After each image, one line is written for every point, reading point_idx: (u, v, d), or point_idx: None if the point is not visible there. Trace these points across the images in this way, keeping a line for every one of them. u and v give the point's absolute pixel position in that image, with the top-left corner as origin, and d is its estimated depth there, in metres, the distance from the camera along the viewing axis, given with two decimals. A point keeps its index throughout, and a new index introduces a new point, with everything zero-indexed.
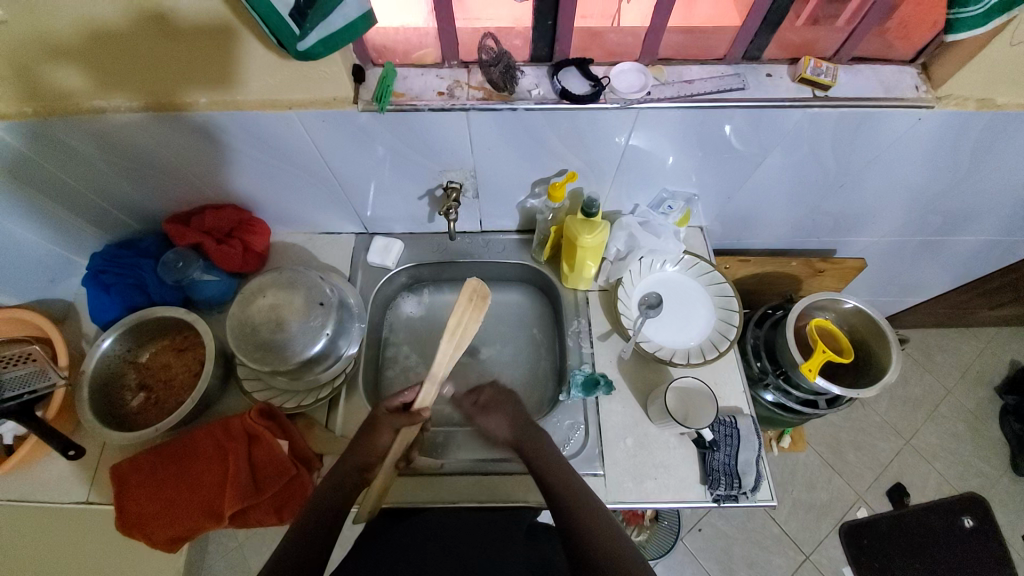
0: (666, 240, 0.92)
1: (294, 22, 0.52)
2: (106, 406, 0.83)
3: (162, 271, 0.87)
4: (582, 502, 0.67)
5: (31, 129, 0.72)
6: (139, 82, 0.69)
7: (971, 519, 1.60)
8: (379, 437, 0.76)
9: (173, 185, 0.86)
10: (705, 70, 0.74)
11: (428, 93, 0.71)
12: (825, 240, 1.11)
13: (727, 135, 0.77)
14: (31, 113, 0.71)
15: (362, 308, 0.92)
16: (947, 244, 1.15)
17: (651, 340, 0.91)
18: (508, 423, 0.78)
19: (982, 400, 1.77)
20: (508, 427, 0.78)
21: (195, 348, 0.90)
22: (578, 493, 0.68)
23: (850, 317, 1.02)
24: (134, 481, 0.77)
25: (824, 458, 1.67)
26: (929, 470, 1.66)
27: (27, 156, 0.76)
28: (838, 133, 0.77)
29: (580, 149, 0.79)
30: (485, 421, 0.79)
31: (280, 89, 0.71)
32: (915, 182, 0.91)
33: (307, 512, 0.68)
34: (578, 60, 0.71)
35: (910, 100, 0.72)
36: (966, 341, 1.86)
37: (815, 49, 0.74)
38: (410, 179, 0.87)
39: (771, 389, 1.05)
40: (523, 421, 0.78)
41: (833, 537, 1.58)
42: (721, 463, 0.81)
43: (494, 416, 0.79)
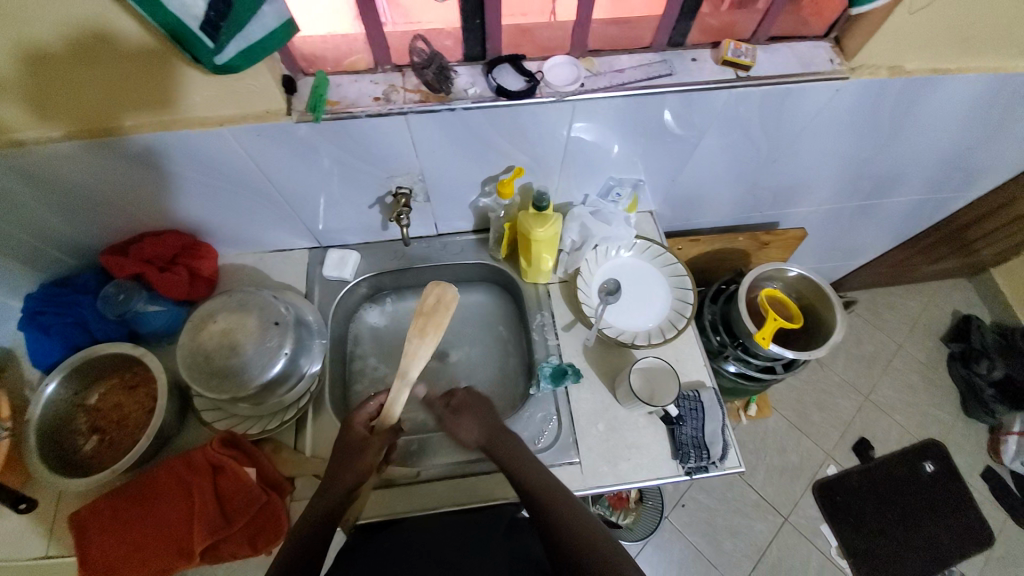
0: (617, 226, 0.95)
1: (207, 36, 0.50)
2: (56, 454, 0.78)
3: (103, 306, 0.84)
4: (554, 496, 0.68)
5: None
6: (63, 112, 0.66)
7: (932, 464, 1.71)
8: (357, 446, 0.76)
9: (111, 215, 0.83)
10: (634, 58, 0.76)
11: (364, 99, 0.71)
12: (768, 213, 1.16)
13: (664, 120, 0.80)
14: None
15: (322, 324, 0.91)
16: (881, 206, 1.22)
17: (613, 326, 0.94)
18: (480, 425, 0.78)
19: (930, 350, 1.89)
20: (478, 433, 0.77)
21: (147, 383, 0.85)
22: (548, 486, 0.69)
23: (796, 285, 1.07)
24: (95, 530, 0.73)
25: (793, 422, 1.75)
26: (889, 421, 1.77)
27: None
28: (765, 110, 0.81)
29: (524, 145, 0.81)
30: (458, 422, 0.78)
31: (218, 101, 0.68)
32: (843, 150, 0.96)
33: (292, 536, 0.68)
34: (511, 57, 0.72)
35: (827, 73, 0.77)
36: (911, 296, 1.99)
37: (734, 32, 0.77)
38: (357, 189, 0.86)
39: (731, 360, 1.09)
40: (496, 420, 0.78)
41: (808, 497, 1.65)
42: (689, 435, 0.84)
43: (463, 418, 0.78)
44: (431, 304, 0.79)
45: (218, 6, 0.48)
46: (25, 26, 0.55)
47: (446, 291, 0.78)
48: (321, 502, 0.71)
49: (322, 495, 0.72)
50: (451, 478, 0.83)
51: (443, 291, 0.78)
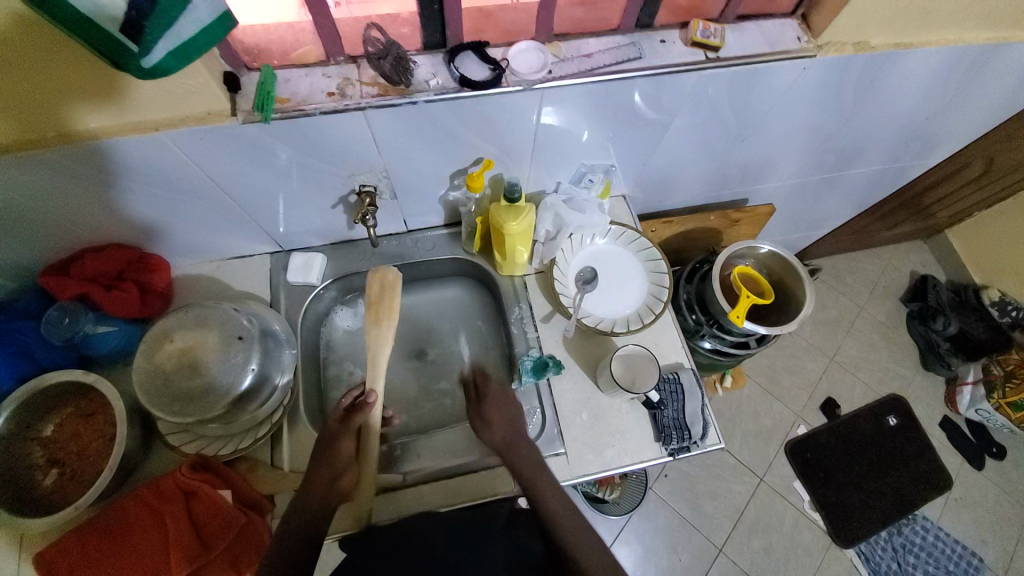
0: (590, 214, 0.93)
1: (131, 39, 0.43)
2: (11, 493, 0.73)
3: (48, 331, 0.77)
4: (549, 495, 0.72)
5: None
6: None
7: (894, 417, 1.82)
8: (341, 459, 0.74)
9: (43, 230, 0.75)
10: (602, 42, 0.73)
11: (317, 95, 0.65)
12: (737, 190, 1.17)
13: (634, 104, 0.78)
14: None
15: (291, 333, 0.86)
16: (844, 177, 1.25)
17: (591, 314, 0.93)
18: (503, 420, 0.79)
19: (890, 310, 1.99)
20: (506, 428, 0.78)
21: (105, 410, 0.79)
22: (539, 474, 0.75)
23: (767, 260, 1.09)
24: (62, 569, 0.69)
25: (765, 388, 1.82)
26: (853, 380, 1.86)
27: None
28: (734, 91, 0.80)
29: (492, 135, 0.77)
30: (487, 413, 0.79)
31: (159, 88, 0.59)
32: (809, 126, 0.97)
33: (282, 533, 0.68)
34: (473, 44, 0.68)
35: (794, 51, 0.76)
36: (871, 260, 2.07)
37: (703, 11, 0.75)
38: (318, 189, 0.81)
39: (706, 338, 1.11)
40: (519, 419, 0.80)
41: (781, 457, 1.73)
42: (671, 418, 0.85)
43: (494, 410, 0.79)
44: (377, 292, 0.81)
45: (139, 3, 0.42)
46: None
47: (386, 273, 0.81)
48: (297, 518, 0.69)
49: (296, 517, 0.69)
50: (435, 480, 0.82)
51: (385, 274, 0.81)
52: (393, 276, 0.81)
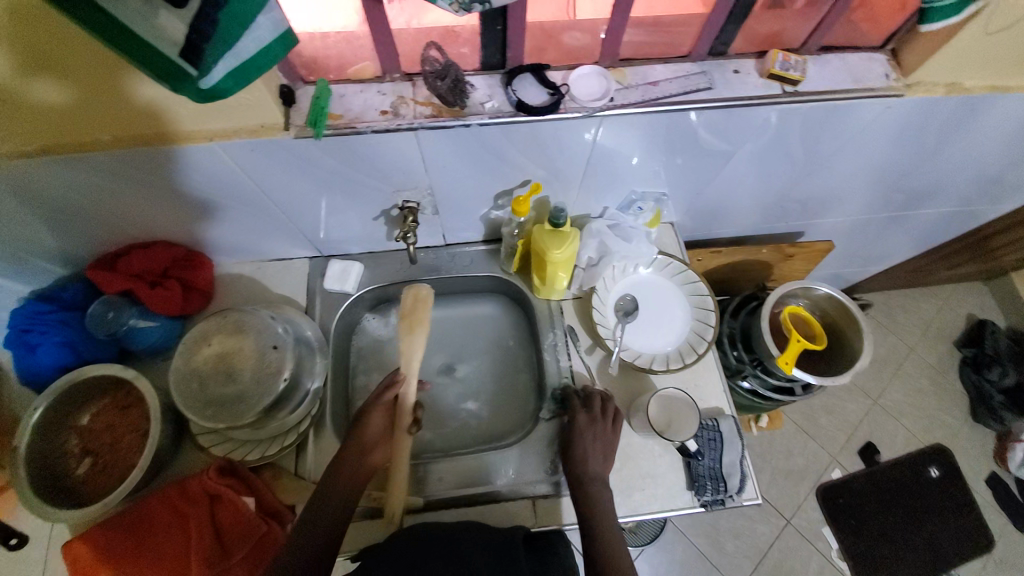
0: (637, 243, 0.89)
1: (190, 63, 0.42)
2: (49, 480, 0.75)
3: (90, 324, 0.78)
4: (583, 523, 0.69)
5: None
6: (51, 110, 0.58)
7: (937, 469, 1.70)
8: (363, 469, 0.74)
9: (102, 222, 0.76)
10: (669, 69, 0.69)
11: (370, 112, 0.64)
12: (794, 223, 1.10)
13: (696, 134, 0.73)
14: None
15: (323, 340, 0.86)
16: (912, 217, 1.16)
17: (630, 348, 0.89)
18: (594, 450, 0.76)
19: (942, 354, 1.86)
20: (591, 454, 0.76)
21: (139, 404, 0.81)
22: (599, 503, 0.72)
23: (821, 303, 1.02)
24: (86, 563, 0.70)
25: (800, 426, 1.73)
26: (896, 426, 1.75)
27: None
28: (807, 127, 0.74)
29: (543, 159, 0.74)
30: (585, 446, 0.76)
31: None
32: (881, 165, 0.90)
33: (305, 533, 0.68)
34: (534, 66, 0.65)
35: (880, 89, 0.70)
36: (926, 299, 1.93)
37: (781, 41, 0.70)
38: (362, 201, 0.79)
39: (748, 378, 1.05)
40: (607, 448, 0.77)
41: (811, 500, 1.65)
42: (707, 467, 0.81)
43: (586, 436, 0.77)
44: (411, 305, 0.82)
45: (202, 28, 0.40)
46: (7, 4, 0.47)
47: (420, 288, 0.82)
48: (316, 527, 0.68)
49: (311, 526, 0.68)
50: (456, 507, 0.81)
51: (418, 289, 0.83)
52: (426, 291, 0.82)
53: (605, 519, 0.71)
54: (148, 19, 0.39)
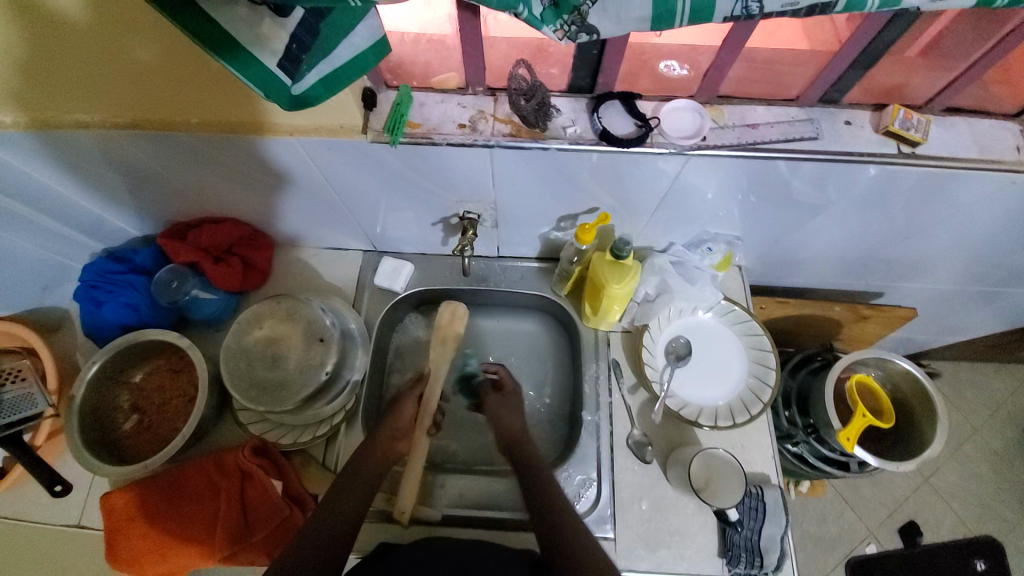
0: (701, 286, 0.84)
1: (285, 72, 0.42)
2: (99, 431, 0.79)
3: (156, 292, 0.81)
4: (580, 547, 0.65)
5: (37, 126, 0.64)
6: (149, 85, 0.59)
7: (985, 563, 1.54)
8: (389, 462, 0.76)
9: (181, 192, 0.78)
10: (772, 112, 0.63)
11: (449, 124, 0.62)
12: (873, 283, 1.00)
13: (789, 184, 0.67)
14: (46, 108, 0.63)
15: (366, 336, 0.87)
16: (1009, 294, 1.04)
17: (677, 395, 0.84)
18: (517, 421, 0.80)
19: (1012, 441, 1.68)
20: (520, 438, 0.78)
21: (190, 370, 0.85)
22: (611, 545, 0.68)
23: (895, 376, 0.93)
24: (121, 514, 0.74)
25: (839, 492, 1.61)
26: (947, 509, 1.60)
27: (15, 154, 0.67)
28: (917, 190, 0.67)
29: (615, 188, 0.71)
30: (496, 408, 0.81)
31: None
32: (989, 238, 0.80)
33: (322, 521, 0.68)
34: (624, 95, 0.61)
35: (1011, 163, 0.61)
36: (1003, 377, 1.75)
37: (904, 94, 0.62)
38: (423, 206, 0.78)
39: (798, 444, 0.98)
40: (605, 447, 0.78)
41: (839, 573, 1.54)
42: (744, 538, 0.75)
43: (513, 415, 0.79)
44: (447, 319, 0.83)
45: (301, 38, 0.40)
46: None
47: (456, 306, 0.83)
48: (335, 515, 0.68)
49: (334, 509, 0.69)
50: (473, 525, 0.80)
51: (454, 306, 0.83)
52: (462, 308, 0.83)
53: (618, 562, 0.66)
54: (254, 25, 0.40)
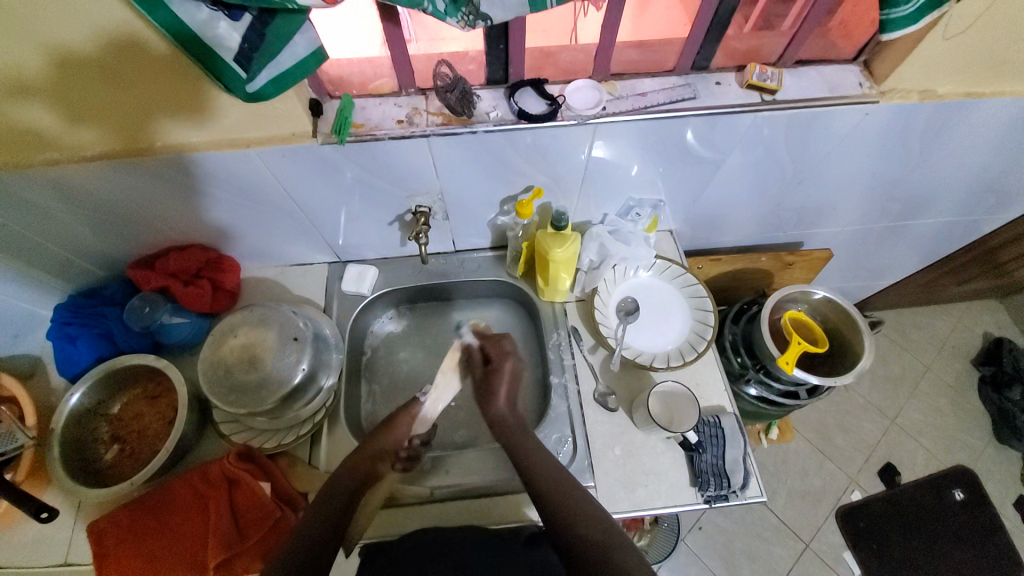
0: (636, 246, 0.94)
1: (240, 65, 0.53)
2: (78, 464, 0.81)
3: (129, 318, 0.86)
4: (553, 488, 0.71)
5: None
6: (102, 127, 0.69)
7: (960, 491, 1.64)
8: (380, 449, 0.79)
9: (147, 222, 0.84)
10: (656, 82, 0.76)
11: (388, 122, 0.72)
12: (792, 233, 1.14)
13: (686, 142, 0.79)
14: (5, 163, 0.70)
15: (340, 339, 0.92)
16: (910, 227, 1.18)
17: (632, 347, 0.92)
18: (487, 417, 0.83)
19: (960, 373, 1.82)
20: (510, 400, 0.83)
21: (168, 394, 0.88)
22: (580, 511, 0.69)
23: (821, 307, 1.04)
24: (114, 539, 0.74)
25: (815, 445, 1.69)
26: (915, 445, 1.70)
27: None
28: (789, 133, 0.79)
29: (544, 166, 0.81)
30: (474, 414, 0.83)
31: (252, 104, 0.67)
32: (872, 172, 0.94)
33: (315, 511, 0.71)
34: (533, 81, 0.73)
35: (855, 97, 0.75)
36: (939, 317, 1.91)
37: (761, 55, 0.77)
38: (379, 206, 0.87)
39: (752, 384, 1.06)
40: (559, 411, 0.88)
41: (831, 522, 1.59)
42: (710, 463, 0.81)
43: (505, 375, 0.84)
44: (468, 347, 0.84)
45: (252, 38, 0.51)
46: (59, 34, 0.56)
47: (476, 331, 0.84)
48: (328, 502, 0.72)
49: (322, 503, 0.72)
50: (462, 498, 0.83)
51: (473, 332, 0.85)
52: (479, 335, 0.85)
53: (588, 516, 0.68)
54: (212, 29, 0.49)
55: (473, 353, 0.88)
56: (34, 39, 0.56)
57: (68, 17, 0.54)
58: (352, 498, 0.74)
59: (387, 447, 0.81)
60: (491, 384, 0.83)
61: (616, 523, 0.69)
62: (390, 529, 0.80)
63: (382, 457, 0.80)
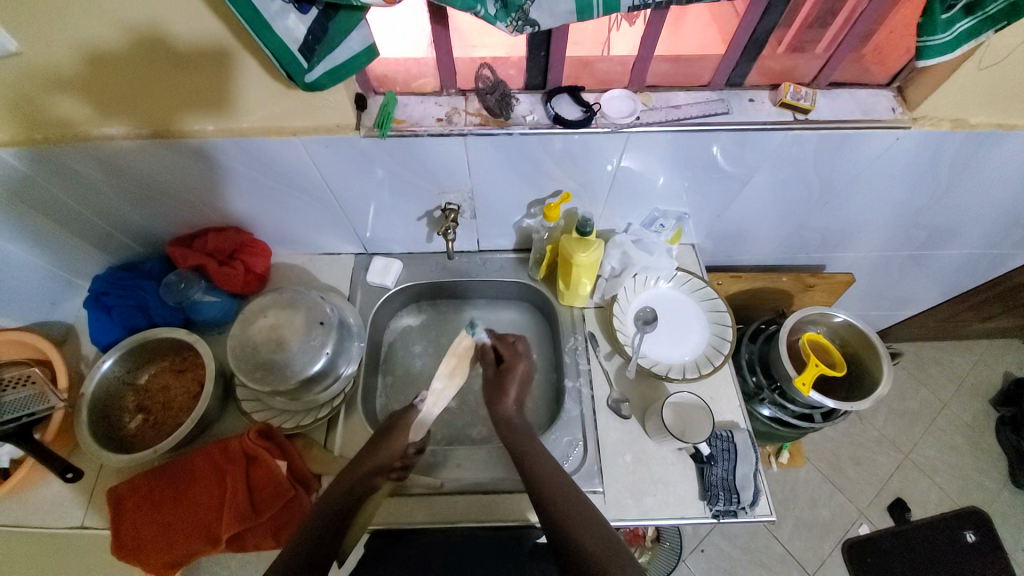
0: (658, 256, 0.95)
1: (303, 56, 0.56)
2: (105, 430, 0.84)
3: (164, 293, 0.89)
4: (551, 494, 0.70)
5: (29, 154, 0.74)
6: (132, 112, 0.72)
7: (974, 533, 1.59)
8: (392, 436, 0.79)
9: (187, 201, 0.87)
10: (690, 96, 0.77)
11: (428, 119, 0.75)
12: (813, 255, 1.14)
13: (716, 157, 0.81)
14: (37, 139, 0.74)
15: (362, 328, 0.94)
16: (934, 257, 1.18)
17: (648, 356, 0.93)
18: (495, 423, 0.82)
19: (979, 412, 1.78)
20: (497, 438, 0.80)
21: (194, 369, 0.91)
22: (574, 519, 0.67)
23: (841, 331, 1.04)
24: (132, 504, 0.77)
25: (825, 474, 1.66)
26: (929, 483, 1.66)
27: (45, 167, 0.77)
28: (818, 154, 0.81)
29: (574, 171, 0.83)
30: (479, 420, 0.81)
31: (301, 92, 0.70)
32: (899, 198, 0.93)
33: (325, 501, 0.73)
34: (570, 88, 0.75)
35: (888, 121, 0.76)
36: (961, 354, 1.88)
37: (794, 76, 0.78)
38: (409, 201, 0.89)
39: (767, 404, 1.06)
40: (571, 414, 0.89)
41: (837, 555, 1.56)
42: (720, 477, 0.81)
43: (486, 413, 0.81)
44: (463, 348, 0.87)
45: (316, 31, 0.55)
46: (108, 22, 0.60)
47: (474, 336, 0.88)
48: (338, 495, 0.73)
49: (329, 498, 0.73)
50: (471, 493, 0.83)
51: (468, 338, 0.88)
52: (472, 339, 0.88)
53: (577, 523, 0.66)
54: (282, 20, 0.53)
55: (488, 352, 0.88)
56: (103, 15, 0.60)
57: (117, 8, 0.59)
58: (362, 487, 0.76)
59: (388, 461, 0.78)
60: (502, 385, 0.84)
61: (614, 531, 0.67)
62: (394, 518, 0.81)
63: (382, 470, 0.77)
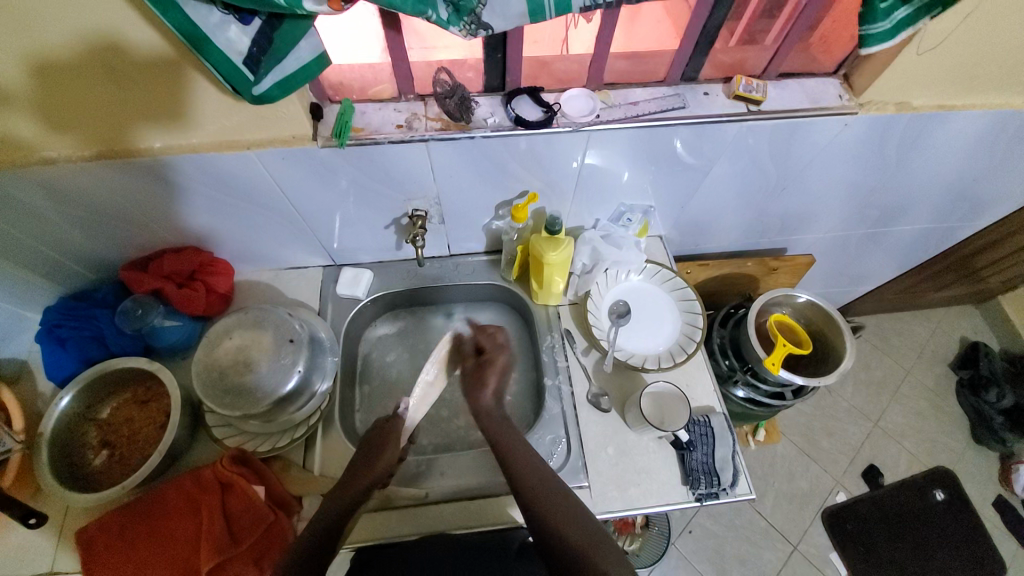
0: (627, 250, 0.97)
1: (248, 69, 0.55)
2: (66, 469, 0.79)
3: (119, 321, 0.85)
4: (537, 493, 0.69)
5: None
6: (75, 132, 0.69)
7: (939, 491, 1.68)
8: (368, 445, 0.79)
9: (142, 223, 0.84)
10: (648, 92, 0.79)
11: (387, 126, 0.74)
12: (777, 239, 1.17)
13: (677, 151, 0.82)
14: None
15: (334, 342, 0.92)
16: (887, 234, 1.24)
17: (624, 349, 0.94)
18: None
19: (938, 377, 1.88)
20: None
21: (159, 398, 0.87)
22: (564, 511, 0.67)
23: (806, 310, 1.08)
24: (101, 545, 0.73)
25: (800, 447, 1.73)
26: (897, 448, 1.74)
27: None
28: (773, 143, 0.83)
29: (539, 171, 0.83)
30: None
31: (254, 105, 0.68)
32: (851, 180, 0.97)
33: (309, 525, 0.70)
34: (529, 89, 0.75)
35: (836, 108, 0.79)
36: (919, 323, 1.98)
37: (746, 68, 0.80)
38: (375, 210, 0.88)
39: (740, 386, 1.09)
40: (552, 412, 0.90)
41: (817, 525, 1.62)
42: (700, 462, 0.83)
43: None
44: None
45: (260, 42, 0.53)
46: (37, 40, 0.57)
47: None
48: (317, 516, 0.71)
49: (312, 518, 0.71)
50: (458, 499, 0.83)
51: None
52: None
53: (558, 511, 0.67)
54: (224, 32, 0.51)
55: (464, 344, 0.80)
56: (28, 34, 0.56)
57: (46, 28, 0.56)
58: (343, 499, 0.73)
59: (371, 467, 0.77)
60: (480, 375, 0.77)
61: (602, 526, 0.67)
62: (380, 532, 0.80)
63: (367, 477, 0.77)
